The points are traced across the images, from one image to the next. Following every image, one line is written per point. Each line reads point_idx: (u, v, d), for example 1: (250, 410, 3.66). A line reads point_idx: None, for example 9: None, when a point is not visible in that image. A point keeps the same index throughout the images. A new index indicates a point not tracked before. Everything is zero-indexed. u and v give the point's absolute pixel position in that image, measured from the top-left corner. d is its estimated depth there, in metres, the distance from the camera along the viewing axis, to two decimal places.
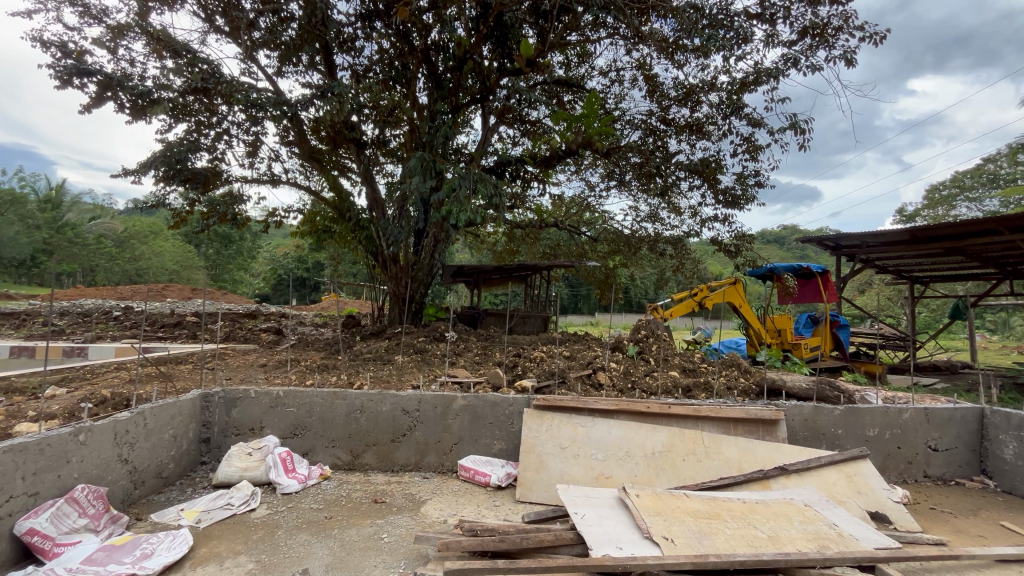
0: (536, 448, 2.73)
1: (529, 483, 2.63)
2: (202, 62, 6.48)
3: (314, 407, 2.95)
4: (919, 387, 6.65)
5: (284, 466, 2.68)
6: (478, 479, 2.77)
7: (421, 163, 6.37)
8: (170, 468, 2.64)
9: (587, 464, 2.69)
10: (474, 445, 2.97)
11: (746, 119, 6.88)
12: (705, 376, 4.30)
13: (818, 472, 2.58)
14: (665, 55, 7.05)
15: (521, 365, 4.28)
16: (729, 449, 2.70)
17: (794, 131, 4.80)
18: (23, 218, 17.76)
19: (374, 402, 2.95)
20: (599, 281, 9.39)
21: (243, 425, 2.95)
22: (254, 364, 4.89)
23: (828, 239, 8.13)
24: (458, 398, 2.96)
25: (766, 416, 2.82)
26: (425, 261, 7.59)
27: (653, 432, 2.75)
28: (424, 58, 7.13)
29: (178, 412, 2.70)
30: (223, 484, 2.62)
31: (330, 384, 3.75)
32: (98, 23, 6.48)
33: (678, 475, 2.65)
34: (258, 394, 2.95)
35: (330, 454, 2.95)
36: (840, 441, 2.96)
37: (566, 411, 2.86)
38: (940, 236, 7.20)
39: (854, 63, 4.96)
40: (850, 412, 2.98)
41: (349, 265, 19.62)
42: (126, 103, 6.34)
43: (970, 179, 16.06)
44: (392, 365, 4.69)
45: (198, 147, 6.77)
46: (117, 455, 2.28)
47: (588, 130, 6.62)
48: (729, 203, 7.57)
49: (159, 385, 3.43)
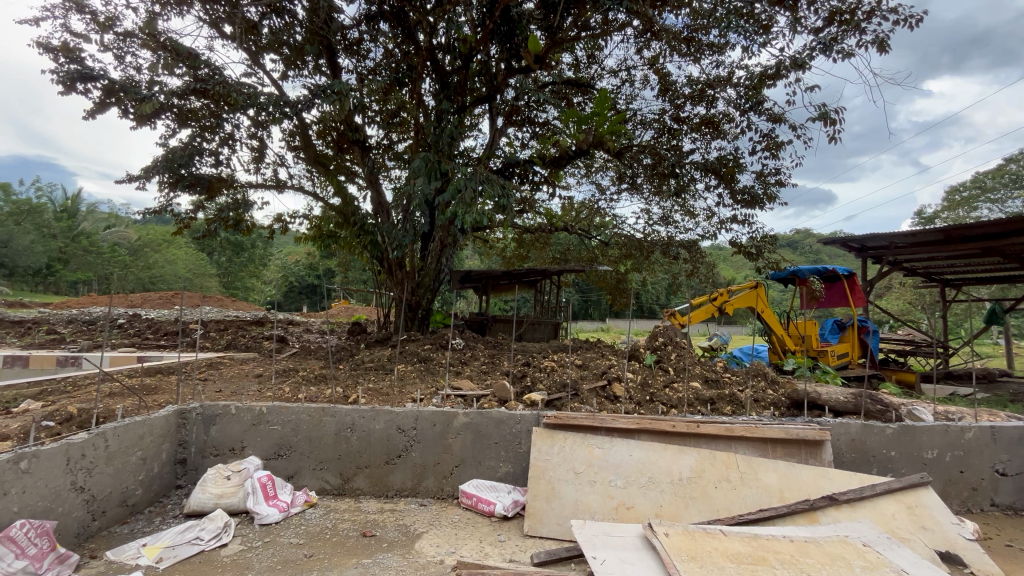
0: (546, 473, 2.41)
1: (539, 514, 2.32)
2: (203, 64, 6.31)
3: (301, 426, 2.67)
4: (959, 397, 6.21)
5: (264, 492, 2.39)
6: (481, 508, 2.45)
7: (426, 163, 6.11)
8: (138, 495, 2.36)
9: (605, 492, 2.36)
10: (477, 468, 2.66)
11: (765, 115, 6.55)
12: (730, 388, 3.94)
13: (871, 502, 2.25)
14: (678, 52, 6.75)
15: (530, 375, 3.97)
16: (767, 474, 2.37)
17: (823, 122, 4.46)
18: (39, 227, 17.87)
19: (365, 420, 2.66)
20: (611, 286, 9.07)
21: (222, 445, 2.67)
22: (250, 375, 4.62)
23: (853, 241, 7.71)
24: (459, 415, 2.66)
25: (810, 437, 2.48)
26: (432, 266, 7.34)
27: (680, 454, 2.42)
28: (428, 58, 6.84)
29: (149, 431, 2.42)
30: (196, 512, 2.34)
31: (323, 397, 3.47)
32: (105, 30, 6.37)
33: (710, 505, 2.32)
34: (238, 411, 2.67)
35: (316, 478, 2.66)
36: (893, 464, 2.62)
37: (580, 430, 2.54)
38: (979, 236, 6.74)
39: (887, 48, 4.62)
40: (904, 431, 2.63)
41: (358, 271, 19.52)
42: (131, 110, 6.22)
43: (991, 180, 15.44)
44: (393, 375, 4.40)
45: (201, 152, 6.58)
46: (70, 483, 2.01)
47: (599, 129, 6.31)
48: (748, 204, 7.21)
49: (139, 399, 3.16)
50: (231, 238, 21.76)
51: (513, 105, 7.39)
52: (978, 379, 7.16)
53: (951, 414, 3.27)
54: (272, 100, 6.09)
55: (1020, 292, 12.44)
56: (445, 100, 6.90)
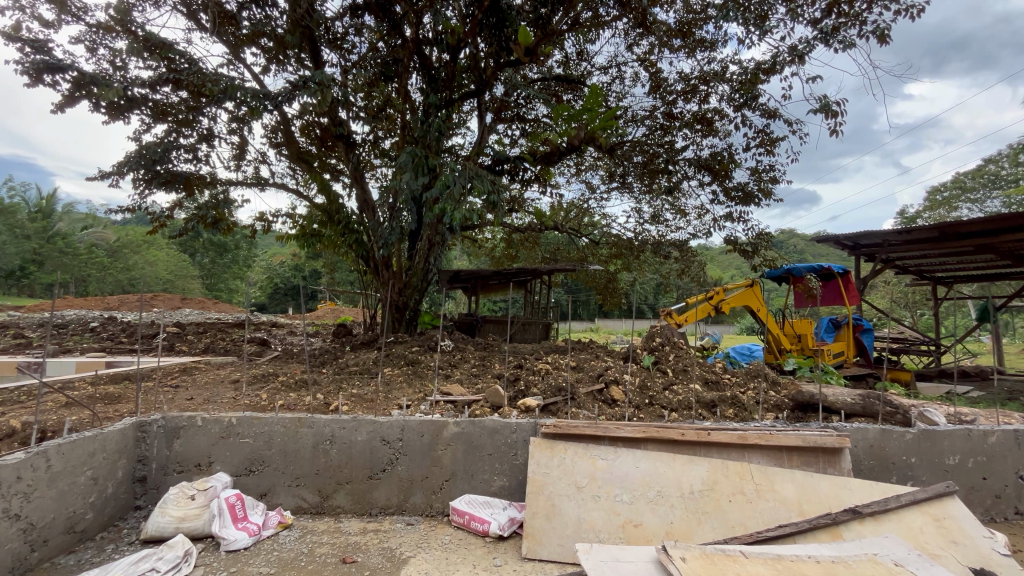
0: (546, 489, 2.20)
1: (538, 534, 2.11)
2: (179, 54, 5.97)
3: (275, 438, 2.42)
4: (955, 396, 6.13)
5: (232, 513, 2.15)
6: (475, 527, 2.24)
7: (413, 158, 5.85)
8: (88, 519, 2.11)
9: (611, 509, 2.16)
10: (469, 482, 2.44)
11: (760, 110, 6.43)
12: (731, 390, 3.78)
13: (896, 515, 2.07)
14: (670, 45, 6.59)
15: (523, 378, 3.76)
16: (785, 486, 2.18)
17: (824, 114, 4.31)
18: (11, 228, 17.21)
19: (346, 431, 2.42)
20: (602, 286, 8.90)
21: (188, 460, 2.42)
22: (225, 381, 4.33)
23: (846, 238, 7.64)
24: (449, 424, 2.44)
25: (829, 444, 2.29)
26: (419, 266, 7.11)
27: (690, 465, 2.22)
28: (415, 50, 6.59)
29: (101, 447, 2.17)
30: (154, 538, 2.10)
31: (301, 407, 3.23)
32: (76, 20, 6.03)
33: (724, 521, 2.12)
34: (205, 423, 2.42)
35: (293, 496, 2.42)
36: (914, 471, 2.47)
37: (581, 440, 2.34)
38: (972, 233, 6.69)
39: (888, 38, 4.50)
40: (924, 437, 2.48)
41: (343, 272, 19.14)
42: (104, 104, 5.87)
43: (971, 180, 15.56)
44: (378, 380, 4.16)
45: (177, 148, 6.25)
46: (3, 510, 1.75)
47: (591, 125, 6.09)
48: (743, 201, 7.08)
49: (99, 412, 2.89)
50: (213, 238, 21.24)
51: (502, 100, 7.19)
52: (972, 376, 7.10)
53: (965, 415, 3.13)
54: (251, 91, 5.77)
55: (1003, 290, 12.57)
56: (433, 94, 6.64)
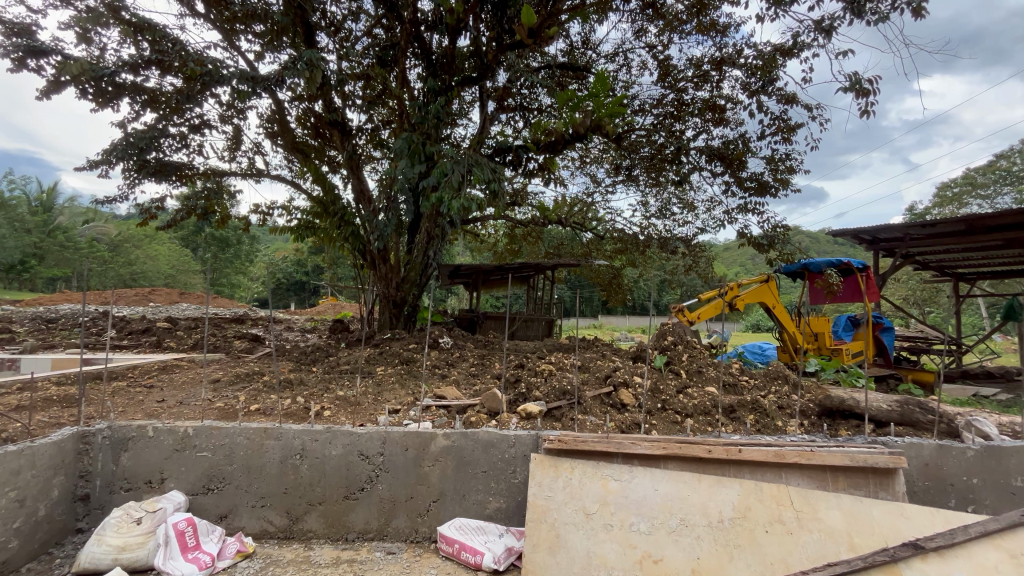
0: (549, 516, 1.88)
1: (540, 570, 1.79)
2: (166, 36, 5.58)
3: (236, 452, 2.11)
4: (983, 399, 5.76)
5: (180, 542, 1.85)
6: (466, 558, 1.92)
7: (409, 144, 5.50)
8: (11, 549, 1.80)
9: (626, 541, 1.83)
10: (460, 504, 2.12)
11: (776, 96, 6.06)
12: (752, 393, 3.45)
13: (965, 550, 1.68)
14: (681, 27, 6.20)
15: (524, 380, 3.42)
16: (830, 513, 1.85)
17: (855, 92, 3.94)
18: (12, 221, 16.97)
19: (319, 443, 2.11)
20: (607, 281, 8.57)
21: (138, 476, 2.11)
22: (204, 380, 4.00)
23: (864, 232, 7.25)
24: (437, 437, 2.11)
25: (880, 464, 1.96)
26: (417, 260, 6.74)
27: (718, 488, 1.90)
28: (414, 34, 6.19)
29: (28, 463, 1.84)
30: (88, 572, 1.79)
31: (277, 414, 2.91)
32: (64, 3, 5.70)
33: (760, 556, 1.79)
34: (157, 433, 2.11)
35: (257, 518, 2.11)
36: (975, 493, 2.14)
37: (589, 457, 2.02)
38: (999, 227, 6.31)
39: (924, 10, 4.12)
40: (987, 454, 2.16)
41: (341, 267, 18.87)
42: (90, 89, 5.51)
43: (981, 176, 15.04)
44: (369, 380, 3.86)
45: (167, 137, 5.86)
46: None
47: (598, 112, 5.68)
48: (758, 192, 6.69)
49: (46, 421, 2.56)
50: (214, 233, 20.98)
51: (504, 87, 6.82)
52: (997, 379, 6.73)
53: (1019, 426, 2.78)
54: (239, 74, 5.36)
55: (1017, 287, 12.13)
56: (432, 78, 6.25)
